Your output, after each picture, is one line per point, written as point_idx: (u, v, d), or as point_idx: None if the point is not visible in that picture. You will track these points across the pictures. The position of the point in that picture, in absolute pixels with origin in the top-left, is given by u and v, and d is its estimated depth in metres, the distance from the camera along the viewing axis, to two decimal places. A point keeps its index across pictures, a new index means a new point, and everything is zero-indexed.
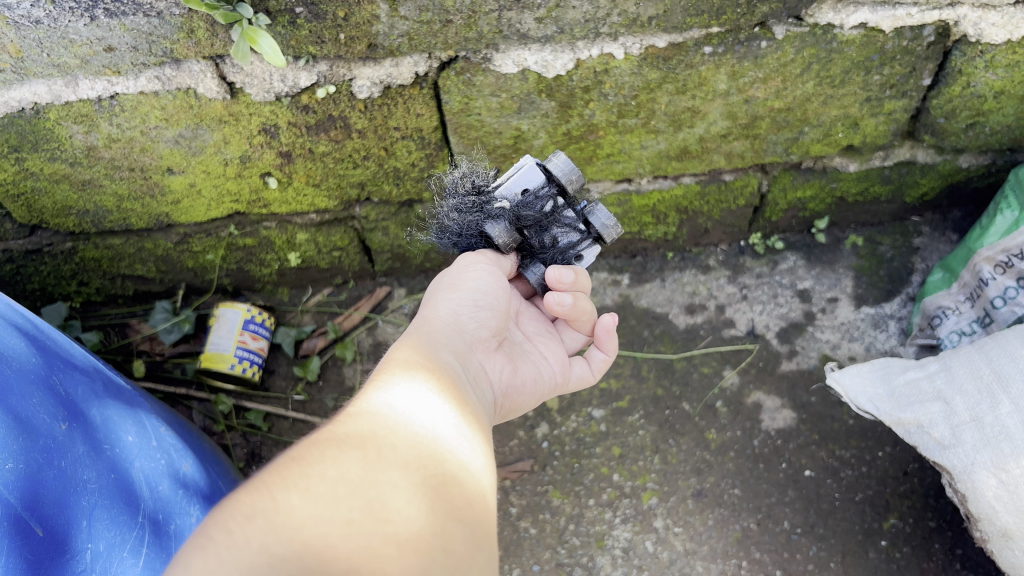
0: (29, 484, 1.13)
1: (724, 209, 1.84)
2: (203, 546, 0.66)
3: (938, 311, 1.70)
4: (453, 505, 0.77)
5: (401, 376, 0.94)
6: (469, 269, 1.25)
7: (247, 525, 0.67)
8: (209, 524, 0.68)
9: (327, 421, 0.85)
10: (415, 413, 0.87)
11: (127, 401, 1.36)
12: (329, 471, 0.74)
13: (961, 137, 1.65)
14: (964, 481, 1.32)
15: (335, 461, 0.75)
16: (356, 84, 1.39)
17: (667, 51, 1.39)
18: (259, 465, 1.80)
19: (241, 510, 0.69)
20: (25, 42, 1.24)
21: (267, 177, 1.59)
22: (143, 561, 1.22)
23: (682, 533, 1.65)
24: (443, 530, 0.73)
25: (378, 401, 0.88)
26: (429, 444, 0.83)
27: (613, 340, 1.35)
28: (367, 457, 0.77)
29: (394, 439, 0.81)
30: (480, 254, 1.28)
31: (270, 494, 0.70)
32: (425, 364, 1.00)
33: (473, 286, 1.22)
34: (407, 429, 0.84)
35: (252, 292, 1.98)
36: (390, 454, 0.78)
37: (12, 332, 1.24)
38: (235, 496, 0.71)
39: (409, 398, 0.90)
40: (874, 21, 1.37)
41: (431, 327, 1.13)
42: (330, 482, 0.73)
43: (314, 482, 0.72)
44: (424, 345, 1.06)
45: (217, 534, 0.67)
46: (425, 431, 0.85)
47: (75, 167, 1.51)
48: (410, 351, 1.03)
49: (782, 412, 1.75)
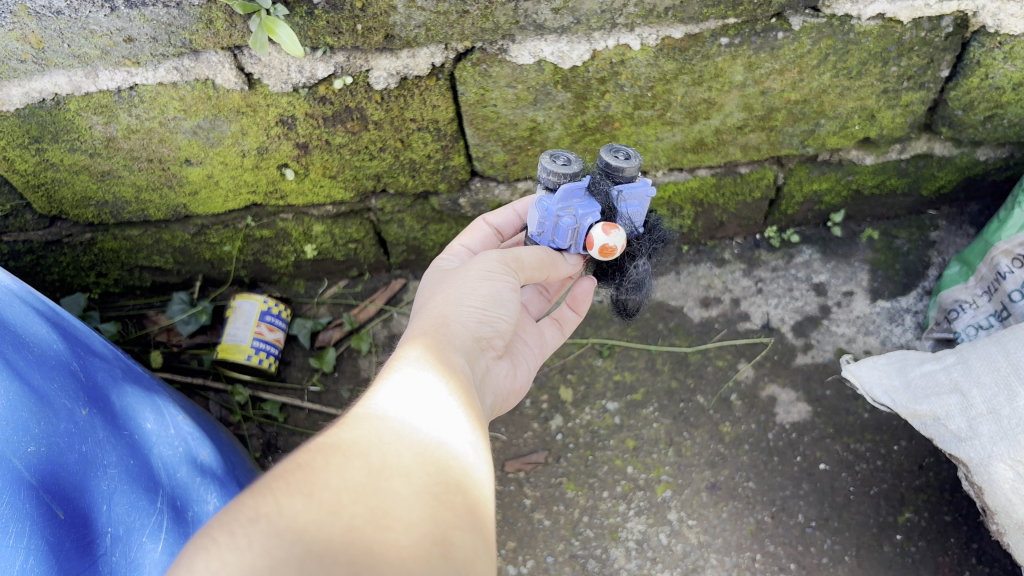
0: (50, 466, 1.13)
1: (740, 202, 1.84)
2: (205, 548, 0.67)
3: (955, 305, 1.69)
4: (455, 511, 0.78)
5: (408, 379, 0.95)
6: (490, 278, 1.18)
7: (250, 528, 0.68)
8: (214, 526, 0.69)
9: (333, 423, 0.86)
10: (423, 419, 0.88)
11: (146, 388, 1.39)
12: (333, 479, 0.75)
13: (980, 129, 1.64)
14: (980, 473, 1.32)
15: (339, 470, 0.76)
16: (373, 75, 1.40)
17: (684, 42, 1.39)
18: (275, 456, 1.80)
19: (245, 513, 0.70)
20: (45, 32, 1.25)
21: (284, 168, 1.60)
22: (162, 546, 1.23)
23: (697, 525, 1.65)
24: (442, 537, 0.74)
25: (387, 406, 0.89)
26: (434, 451, 0.84)
27: (589, 306, 1.45)
28: (371, 464, 0.78)
29: (399, 446, 0.82)
30: (510, 261, 1.20)
31: (274, 498, 0.71)
32: (435, 366, 1.01)
33: (495, 299, 1.18)
34: (412, 436, 0.84)
35: (269, 283, 1.99)
36: (393, 462, 0.80)
37: (36, 318, 1.26)
38: (240, 498, 0.73)
39: (413, 403, 0.91)
40: (892, 12, 1.37)
41: (445, 328, 1.12)
42: (334, 489, 0.74)
43: (318, 489, 0.73)
44: (433, 346, 1.06)
45: (220, 536, 0.68)
46: (431, 438, 0.86)
47: (94, 158, 1.53)
48: (417, 351, 1.03)
49: (797, 405, 1.75)
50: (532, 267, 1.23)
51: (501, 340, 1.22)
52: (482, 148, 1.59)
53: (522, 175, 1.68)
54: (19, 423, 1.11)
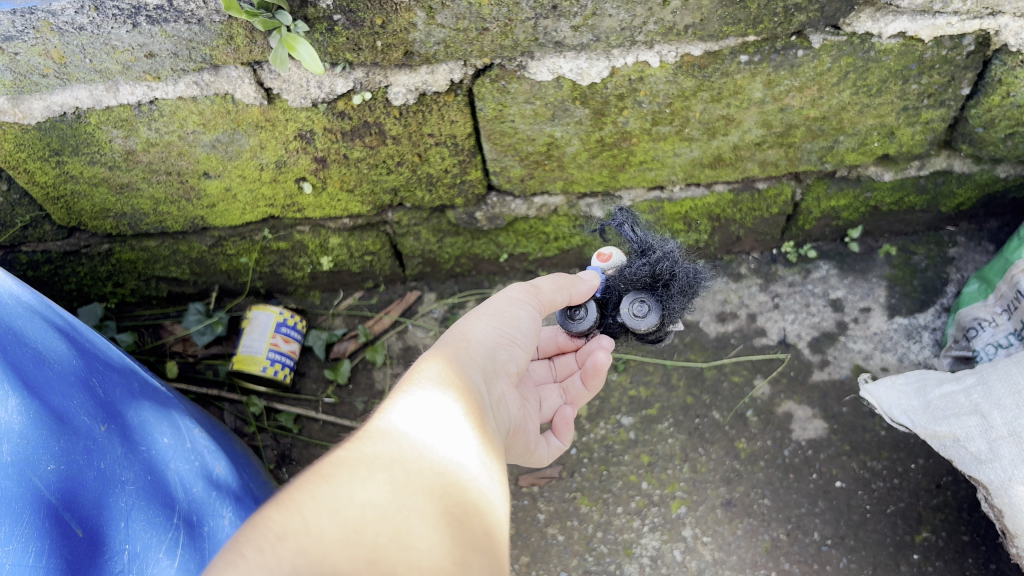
0: (69, 484, 1.14)
1: (757, 217, 1.83)
2: (234, 562, 0.66)
3: (974, 323, 1.68)
4: (475, 534, 0.79)
5: (427, 395, 0.95)
6: (514, 304, 1.24)
7: (279, 544, 0.67)
8: (241, 540, 0.68)
9: (352, 435, 0.86)
10: (440, 436, 0.88)
11: (162, 403, 1.39)
12: (357, 494, 0.75)
13: (1000, 146, 1.62)
14: (1001, 496, 1.30)
15: (363, 484, 0.76)
16: (392, 91, 1.40)
17: (703, 60, 1.38)
18: (290, 468, 1.81)
19: (272, 530, 0.69)
20: (68, 48, 1.26)
21: (302, 181, 1.60)
22: (178, 562, 1.21)
23: (711, 542, 1.64)
24: (462, 559, 0.74)
25: (406, 422, 0.88)
26: (453, 472, 0.84)
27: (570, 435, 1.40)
28: (395, 479, 0.78)
29: (421, 464, 0.82)
30: (534, 292, 1.26)
31: (301, 515, 0.71)
32: (455, 385, 1.01)
33: (516, 324, 1.22)
34: (432, 454, 0.84)
35: (284, 295, 1.99)
36: (417, 479, 0.80)
37: (55, 335, 1.27)
38: (264, 514, 0.72)
39: (427, 417, 0.90)
40: (914, 30, 1.36)
41: (467, 344, 1.13)
42: (359, 505, 0.73)
43: (343, 505, 0.73)
44: (456, 360, 1.07)
45: (248, 551, 0.66)
46: (450, 458, 0.86)
47: (113, 171, 1.53)
48: (439, 363, 1.05)
49: (813, 422, 1.74)
50: (547, 293, 1.27)
51: (517, 369, 1.23)
52: (499, 162, 1.59)
53: (539, 189, 1.68)
54: (39, 442, 1.12)
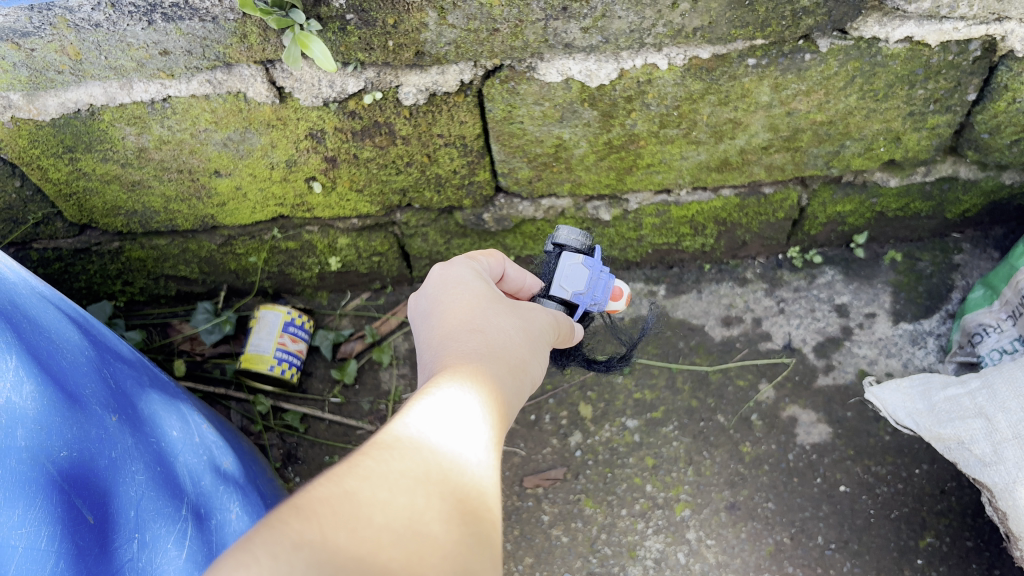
0: (81, 470, 1.15)
1: (763, 221, 1.83)
2: (245, 564, 0.59)
3: (979, 329, 1.68)
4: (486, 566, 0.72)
5: (460, 407, 0.86)
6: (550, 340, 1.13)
7: (293, 554, 0.61)
8: (254, 538, 0.62)
9: (373, 436, 0.77)
10: (470, 454, 0.80)
11: (170, 396, 1.41)
12: (377, 513, 0.67)
13: (1006, 153, 1.63)
14: (1005, 499, 1.31)
15: (384, 502, 0.69)
16: (402, 91, 1.42)
17: (711, 63, 1.39)
18: (296, 466, 1.82)
19: (289, 535, 0.62)
20: (84, 44, 1.28)
21: (312, 181, 1.62)
22: (186, 554, 1.24)
23: (715, 545, 1.65)
24: None
25: (436, 433, 0.80)
26: (477, 498, 0.76)
27: None
28: (417, 500, 0.71)
29: (446, 486, 0.74)
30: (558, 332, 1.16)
31: (319, 526, 0.64)
32: (494, 404, 0.91)
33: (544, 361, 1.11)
34: (459, 476, 0.76)
35: (293, 295, 2.01)
36: (439, 503, 0.72)
37: (68, 324, 1.28)
38: (280, 513, 0.65)
39: (458, 440, 0.81)
40: (920, 35, 1.37)
41: (517, 367, 1.02)
42: (377, 527, 0.66)
43: (362, 522, 0.66)
44: (499, 375, 0.97)
45: (263, 557, 0.60)
46: (477, 482, 0.78)
47: (125, 168, 1.55)
48: (482, 377, 0.93)
49: (817, 426, 1.74)
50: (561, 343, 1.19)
51: None
52: (508, 164, 1.60)
53: (546, 191, 1.69)
54: (52, 427, 1.13)
